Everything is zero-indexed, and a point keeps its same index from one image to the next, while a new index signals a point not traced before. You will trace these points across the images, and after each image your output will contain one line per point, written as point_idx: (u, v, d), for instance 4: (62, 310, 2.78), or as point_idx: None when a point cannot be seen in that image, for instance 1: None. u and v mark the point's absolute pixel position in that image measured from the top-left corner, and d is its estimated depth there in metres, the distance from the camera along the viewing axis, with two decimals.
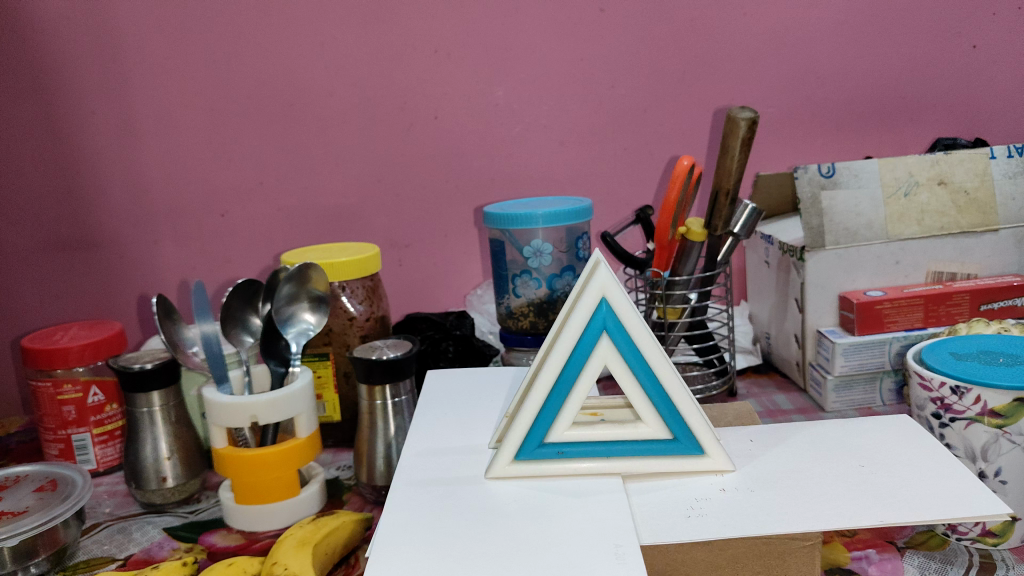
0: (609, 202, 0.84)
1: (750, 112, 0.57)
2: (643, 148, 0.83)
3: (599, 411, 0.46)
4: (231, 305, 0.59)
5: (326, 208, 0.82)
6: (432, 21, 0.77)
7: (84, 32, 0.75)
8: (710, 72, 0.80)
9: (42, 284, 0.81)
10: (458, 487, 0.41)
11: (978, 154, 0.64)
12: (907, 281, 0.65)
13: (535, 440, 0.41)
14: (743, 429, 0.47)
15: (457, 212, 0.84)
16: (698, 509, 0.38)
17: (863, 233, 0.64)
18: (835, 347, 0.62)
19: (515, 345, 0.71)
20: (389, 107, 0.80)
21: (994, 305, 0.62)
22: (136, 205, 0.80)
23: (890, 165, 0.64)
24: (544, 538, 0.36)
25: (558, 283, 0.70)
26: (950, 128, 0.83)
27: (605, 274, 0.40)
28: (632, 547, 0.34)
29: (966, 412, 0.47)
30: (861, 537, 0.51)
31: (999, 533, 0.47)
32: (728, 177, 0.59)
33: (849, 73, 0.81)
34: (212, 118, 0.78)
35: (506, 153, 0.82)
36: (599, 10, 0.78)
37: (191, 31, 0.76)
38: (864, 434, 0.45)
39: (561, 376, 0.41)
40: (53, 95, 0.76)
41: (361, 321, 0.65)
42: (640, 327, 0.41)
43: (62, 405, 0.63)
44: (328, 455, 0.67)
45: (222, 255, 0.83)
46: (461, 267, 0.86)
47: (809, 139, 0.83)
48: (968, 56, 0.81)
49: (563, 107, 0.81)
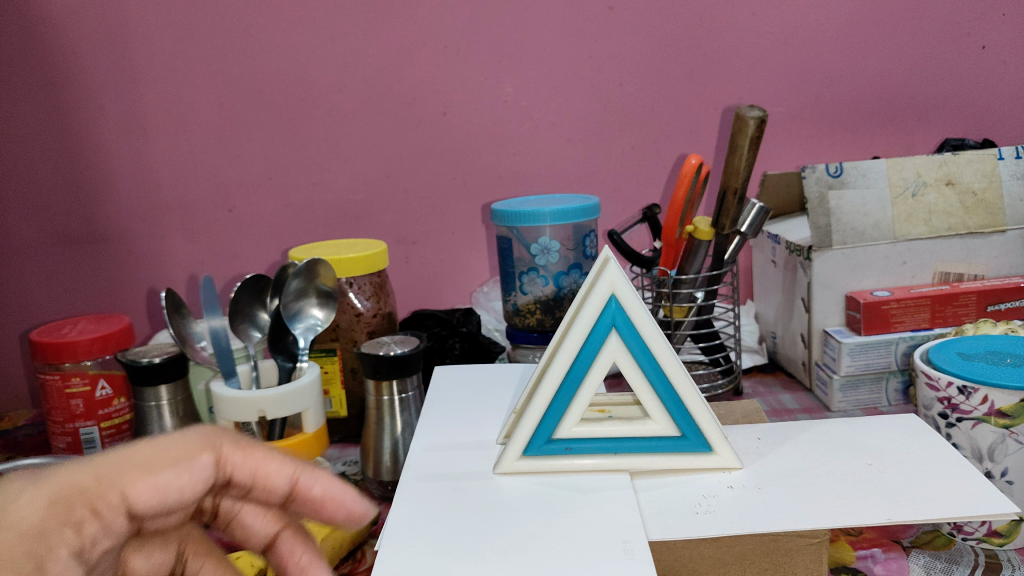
0: (615, 200, 0.84)
1: (758, 111, 0.57)
2: (651, 146, 0.83)
3: (608, 408, 0.47)
4: (239, 300, 0.60)
5: (333, 205, 0.82)
6: (441, 19, 0.77)
7: (94, 27, 0.75)
8: (719, 71, 0.80)
9: (50, 278, 0.82)
10: (467, 483, 0.41)
11: (986, 154, 0.64)
12: (914, 281, 0.65)
13: (544, 435, 0.42)
14: (750, 428, 0.47)
15: (463, 209, 0.84)
16: (706, 505, 0.39)
17: (870, 233, 0.64)
18: (842, 346, 0.62)
19: (523, 341, 0.72)
20: (397, 104, 0.80)
21: (1000, 306, 0.62)
22: (143, 198, 0.80)
23: (897, 165, 0.64)
24: (553, 534, 0.36)
25: (564, 281, 0.71)
26: (958, 129, 0.83)
27: (614, 271, 0.40)
28: (641, 543, 0.34)
29: (972, 412, 0.47)
30: (867, 536, 0.51)
31: (1005, 533, 0.47)
32: (736, 176, 0.59)
33: (858, 73, 0.81)
34: (222, 114, 0.79)
35: (514, 151, 0.82)
36: (608, 9, 0.78)
37: (202, 27, 0.76)
38: (871, 433, 0.45)
39: (571, 371, 0.41)
40: (62, 90, 0.76)
41: (368, 317, 0.65)
42: (650, 324, 0.41)
43: (70, 399, 0.63)
44: (335, 450, 0.67)
45: (228, 249, 0.83)
46: (468, 264, 0.86)
47: (817, 139, 0.83)
48: (977, 57, 0.81)
49: (571, 106, 0.81)
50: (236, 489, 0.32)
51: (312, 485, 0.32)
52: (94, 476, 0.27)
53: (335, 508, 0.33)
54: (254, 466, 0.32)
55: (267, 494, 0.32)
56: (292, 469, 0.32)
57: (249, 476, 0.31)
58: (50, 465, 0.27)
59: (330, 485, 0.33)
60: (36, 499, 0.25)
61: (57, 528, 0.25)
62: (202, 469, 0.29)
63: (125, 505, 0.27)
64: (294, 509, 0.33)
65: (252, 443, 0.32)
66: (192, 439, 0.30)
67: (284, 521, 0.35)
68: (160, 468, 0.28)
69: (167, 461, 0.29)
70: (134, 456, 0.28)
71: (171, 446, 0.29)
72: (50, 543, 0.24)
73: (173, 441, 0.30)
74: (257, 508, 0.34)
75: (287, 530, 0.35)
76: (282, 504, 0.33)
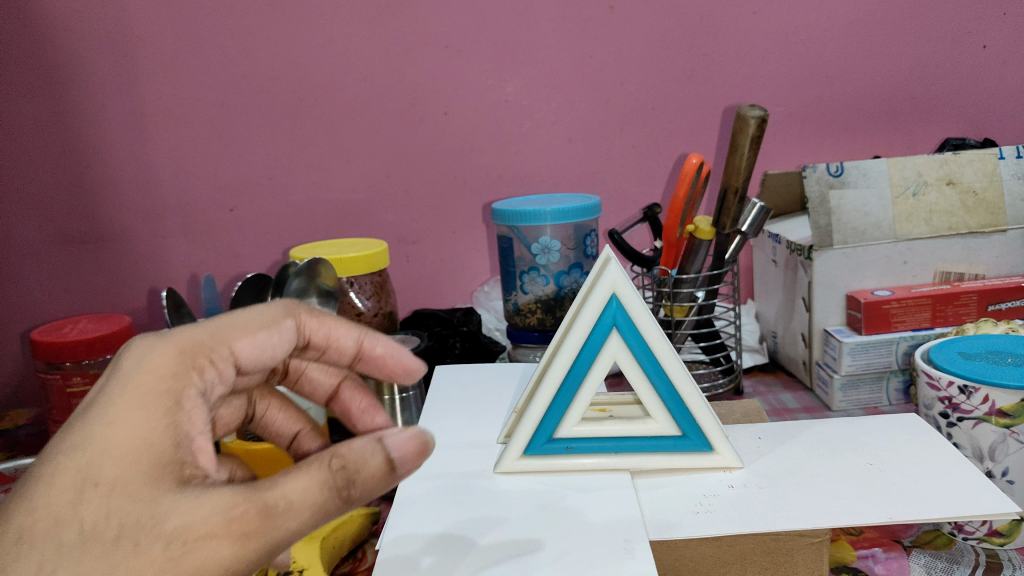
0: (616, 199, 0.84)
1: (760, 111, 0.57)
2: (652, 146, 0.83)
3: (608, 407, 0.47)
4: (241, 300, 0.60)
5: (334, 204, 0.82)
6: (442, 18, 0.77)
7: (95, 26, 0.75)
8: (720, 71, 0.80)
9: (51, 278, 0.82)
10: (468, 482, 0.41)
11: (987, 154, 0.64)
12: (914, 281, 0.65)
13: (545, 435, 0.42)
14: (751, 427, 0.48)
15: (464, 209, 0.84)
16: (706, 505, 0.39)
17: (871, 233, 0.64)
18: (843, 346, 0.62)
19: (523, 341, 0.72)
20: (398, 103, 0.80)
21: (1001, 305, 0.62)
22: (144, 198, 0.80)
23: (898, 165, 0.64)
24: (553, 533, 0.36)
25: (565, 280, 0.71)
26: (958, 128, 0.83)
27: (615, 270, 0.40)
28: (642, 542, 0.34)
29: (973, 411, 0.47)
30: (867, 536, 0.51)
31: (1006, 533, 0.47)
32: (737, 174, 0.59)
33: (859, 73, 0.81)
34: (223, 113, 0.79)
35: (515, 150, 0.82)
36: (609, 8, 0.78)
37: (203, 26, 0.76)
38: (872, 433, 0.45)
39: (572, 371, 0.41)
40: (63, 90, 0.76)
41: (369, 316, 0.65)
42: (651, 324, 0.41)
43: (71, 398, 0.64)
44: None
45: (228, 248, 0.83)
46: (468, 264, 0.86)
47: (817, 138, 0.83)
48: (978, 56, 0.81)
49: (572, 105, 0.81)
50: (312, 350, 0.40)
51: (374, 346, 0.41)
52: (209, 332, 0.33)
53: (392, 364, 0.41)
54: (326, 332, 0.39)
55: (337, 354, 0.40)
56: (358, 334, 0.40)
57: (323, 340, 0.39)
58: (175, 325, 0.34)
59: (388, 345, 0.41)
60: (171, 348, 0.32)
61: (189, 368, 0.31)
62: (287, 330, 0.37)
63: (235, 354, 0.34)
64: (360, 368, 0.41)
65: (324, 311, 0.40)
66: (279, 311, 0.37)
67: (344, 375, 0.44)
68: (258, 329, 0.35)
69: (262, 323, 0.36)
70: (235, 318, 0.35)
71: (265, 315, 0.36)
72: (184, 379, 0.31)
73: (263, 308, 0.37)
74: (321, 365, 0.44)
75: (347, 382, 0.44)
76: (350, 361, 0.41)
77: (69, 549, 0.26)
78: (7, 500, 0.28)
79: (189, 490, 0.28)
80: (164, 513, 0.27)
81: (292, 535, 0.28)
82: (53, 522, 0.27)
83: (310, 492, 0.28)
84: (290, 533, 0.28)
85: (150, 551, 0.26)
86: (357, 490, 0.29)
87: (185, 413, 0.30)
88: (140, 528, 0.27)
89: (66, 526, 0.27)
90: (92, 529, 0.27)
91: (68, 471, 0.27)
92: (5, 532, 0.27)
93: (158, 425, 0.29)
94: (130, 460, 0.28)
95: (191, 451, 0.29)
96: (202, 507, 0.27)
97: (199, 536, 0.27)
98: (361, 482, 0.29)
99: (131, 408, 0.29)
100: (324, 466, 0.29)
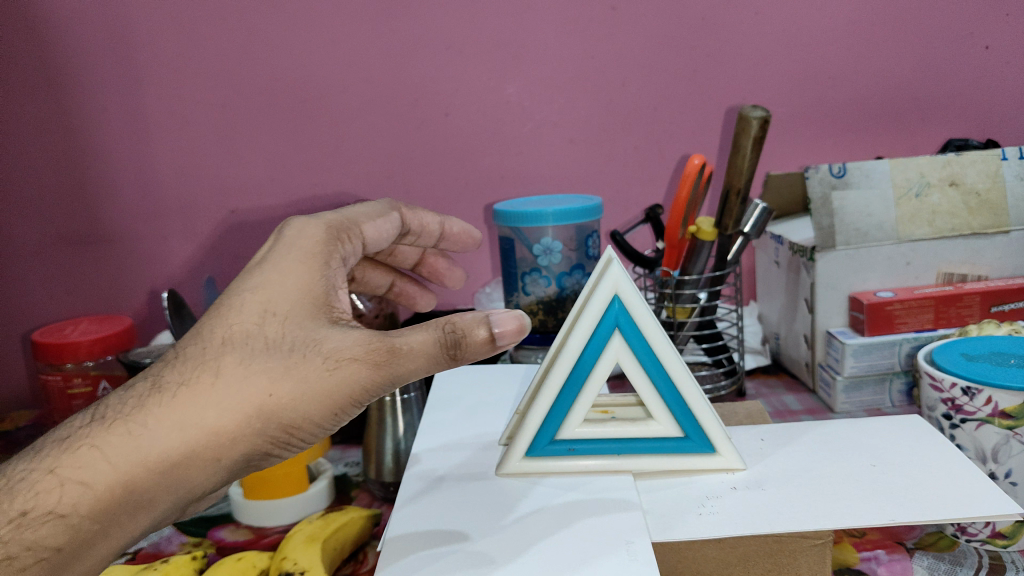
0: (618, 200, 0.84)
1: (761, 111, 0.57)
2: (653, 147, 0.82)
3: (610, 409, 0.46)
4: None
5: (335, 205, 0.82)
6: (444, 19, 0.77)
7: (97, 27, 0.75)
8: (722, 71, 0.80)
9: (53, 278, 0.82)
10: (470, 484, 0.41)
11: (990, 154, 0.64)
12: (917, 282, 0.65)
13: (547, 436, 0.42)
14: (754, 428, 0.47)
15: (466, 210, 0.84)
16: (709, 507, 0.38)
17: (874, 234, 0.64)
18: (846, 347, 0.62)
19: (525, 342, 0.71)
20: (399, 104, 0.80)
21: (1004, 307, 0.62)
22: (146, 198, 0.80)
23: (901, 166, 0.64)
24: (556, 534, 0.36)
25: (566, 281, 0.71)
26: (960, 129, 0.83)
27: (617, 271, 0.40)
28: (644, 544, 0.34)
29: (977, 412, 0.47)
30: (871, 538, 0.50)
31: (1009, 535, 0.47)
32: (739, 176, 0.59)
33: (861, 74, 0.81)
34: (225, 114, 0.78)
35: (516, 151, 0.82)
36: (611, 9, 0.78)
37: (204, 27, 0.76)
38: (876, 435, 0.45)
39: (572, 376, 0.41)
40: (65, 90, 0.76)
41: (371, 317, 0.68)
42: (652, 324, 0.40)
43: (71, 399, 0.64)
44: (338, 451, 0.67)
45: (230, 249, 0.83)
46: (469, 265, 0.86)
47: (819, 139, 0.83)
48: (981, 57, 0.80)
49: (574, 106, 0.81)
50: (410, 236, 0.57)
51: (452, 226, 0.58)
52: (342, 221, 0.47)
53: (464, 237, 0.59)
54: (419, 219, 0.56)
55: (427, 236, 0.58)
56: (440, 220, 0.57)
57: (418, 225, 0.56)
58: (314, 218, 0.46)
59: (460, 224, 0.58)
60: (319, 230, 0.44)
61: (333, 244, 0.44)
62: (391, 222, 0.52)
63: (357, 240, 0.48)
64: (443, 245, 0.59)
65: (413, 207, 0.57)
66: (383, 205, 0.53)
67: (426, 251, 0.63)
68: (376, 219, 0.50)
69: (374, 216, 0.51)
70: (355, 216, 0.49)
71: (377, 210, 0.52)
72: (331, 249, 0.43)
73: (372, 209, 0.52)
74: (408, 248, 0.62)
75: (429, 254, 0.64)
76: (437, 240, 0.58)
77: (256, 352, 0.35)
78: (204, 320, 0.37)
79: (340, 325, 0.37)
80: (325, 337, 0.36)
81: (411, 372, 0.36)
82: (244, 334, 0.36)
83: (429, 344, 0.36)
84: (409, 371, 0.36)
85: (315, 360, 0.35)
86: (464, 350, 0.36)
87: (332, 273, 0.41)
88: (307, 344, 0.36)
89: (253, 338, 0.36)
90: (274, 340, 0.36)
91: (254, 302, 0.37)
92: (210, 337, 0.36)
93: (317, 276, 0.39)
94: (298, 298, 0.38)
95: (336, 300, 0.39)
96: (348, 338, 0.36)
97: (348, 357, 0.35)
98: (468, 347, 0.36)
99: (299, 262, 0.40)
100: (439, 328, 0.36)
